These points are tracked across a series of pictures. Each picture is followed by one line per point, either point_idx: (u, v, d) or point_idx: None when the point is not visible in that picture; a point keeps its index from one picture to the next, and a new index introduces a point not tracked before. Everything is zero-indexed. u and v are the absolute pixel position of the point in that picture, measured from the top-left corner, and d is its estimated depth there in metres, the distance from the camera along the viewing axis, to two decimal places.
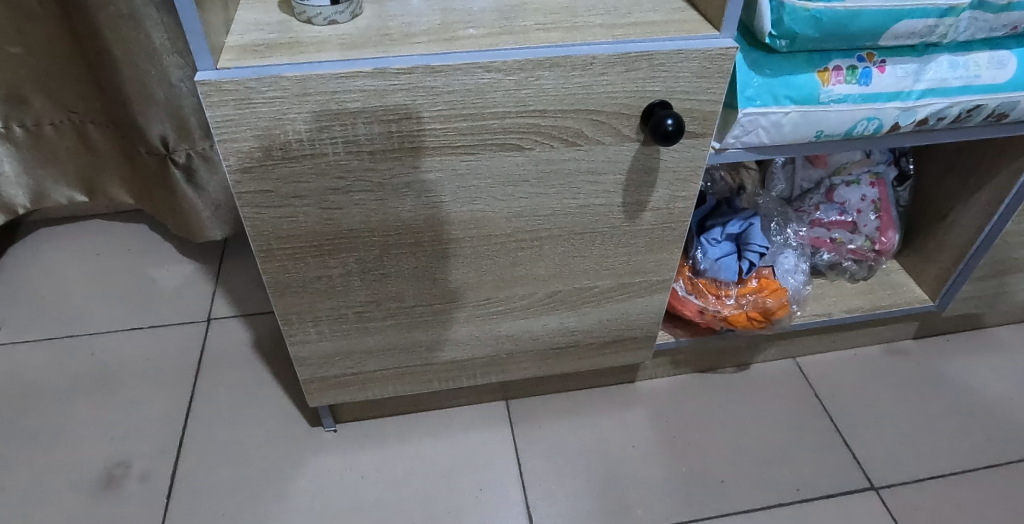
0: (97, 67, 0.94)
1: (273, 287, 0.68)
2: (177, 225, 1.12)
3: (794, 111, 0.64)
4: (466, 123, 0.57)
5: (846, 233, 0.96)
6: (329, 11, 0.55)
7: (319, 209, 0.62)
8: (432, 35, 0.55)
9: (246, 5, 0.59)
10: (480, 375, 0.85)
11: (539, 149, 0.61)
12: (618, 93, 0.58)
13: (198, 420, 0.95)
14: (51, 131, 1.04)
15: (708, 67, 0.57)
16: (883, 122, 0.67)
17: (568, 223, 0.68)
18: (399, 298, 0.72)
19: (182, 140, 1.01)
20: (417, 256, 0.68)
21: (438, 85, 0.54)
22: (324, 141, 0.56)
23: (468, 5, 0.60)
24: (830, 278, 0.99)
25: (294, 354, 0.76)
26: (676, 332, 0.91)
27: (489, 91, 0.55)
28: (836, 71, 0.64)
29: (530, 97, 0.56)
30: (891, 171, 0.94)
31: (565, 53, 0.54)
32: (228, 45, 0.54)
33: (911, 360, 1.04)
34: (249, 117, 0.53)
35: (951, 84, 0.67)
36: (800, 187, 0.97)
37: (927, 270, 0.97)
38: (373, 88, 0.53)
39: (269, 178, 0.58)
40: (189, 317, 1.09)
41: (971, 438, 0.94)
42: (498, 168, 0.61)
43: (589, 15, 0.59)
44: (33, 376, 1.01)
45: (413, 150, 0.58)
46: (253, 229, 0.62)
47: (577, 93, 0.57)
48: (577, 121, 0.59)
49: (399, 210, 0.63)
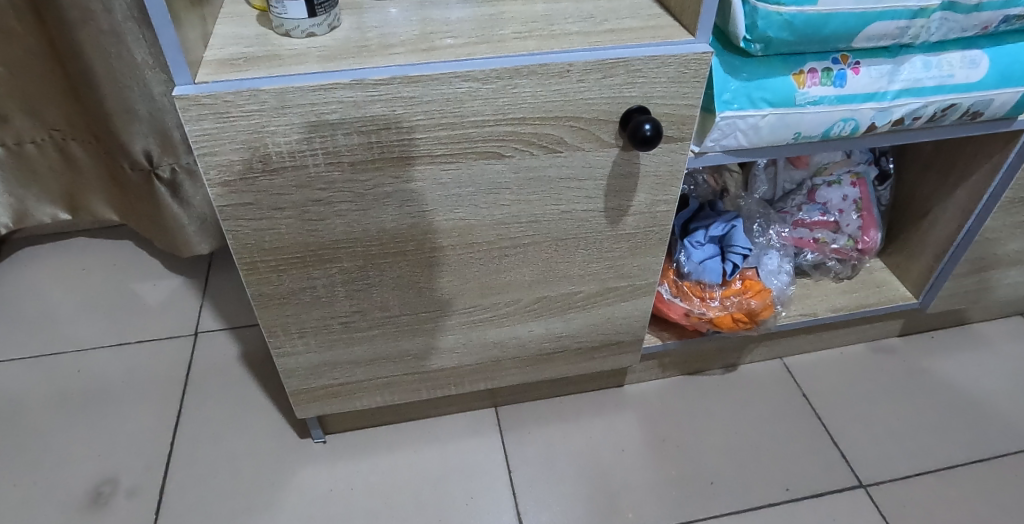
0: (78, 83, 0.93)
1: (258, 299, 0.68)
2: (162, 239, 1.11)
3: (770, 114, 0.65)
4: (445, 132, 0.57)
5: (829, 233, 0.97)
6: (307, 24, 0.55)
7: (302, 221, 0.62)
8: (409, 45, 0.56)
9: (224, 19, 0.59)
10: (468, 382, 0.85)
11: (519, 156, 0.61)
12: (596, 100, 0.58)
13: (187, 435, 0.94)
14: (33, 149, 1.03)
15: (685, 72, 0.58)
16: (859, 123, 0.68)
17: (552, 229, 0.68)
18: (384, 307, 0.72)
19: (166, 154, 1.00)
20: (401, 265, 0.68)
21: (416, 95, 0.54)
22: (304, 153, 0.56)
23: (446, 15, 0.60)
24: (814, 278, 1.00)
25: (281, 366, 0.76)
26: (662, 335, 0.92)
27: (467, 100, 0.55)
28: (811, 73, 0.65)
29: (509, 106, 0.57)
30: (871, 170, 0.95)
31: (541, 61, 0.55)
32: (205, 59, 0.54)
33: (897, 358, 1.04)
34: (228, 130, 0.53)
35: (926, 84, 0.68)
36: (783, 188, 0.98)
37: (910, 268, 0.98)
38: (351, 99, 0.53)
39: (251, 191, 0.58)
40: (175, 331, 1.09)
41: (957, 434, 0.95)
42: (478, 177, 0.62)
43: (566, 23, 0.59)
44: (18, 394, 1.00)
45: (395, 160, 0.58)
46: (236, 242, 0.62)
47: (556, 100, 0.57)
48: (557, 128, 0.60)
49: (382, 220, 0.63)
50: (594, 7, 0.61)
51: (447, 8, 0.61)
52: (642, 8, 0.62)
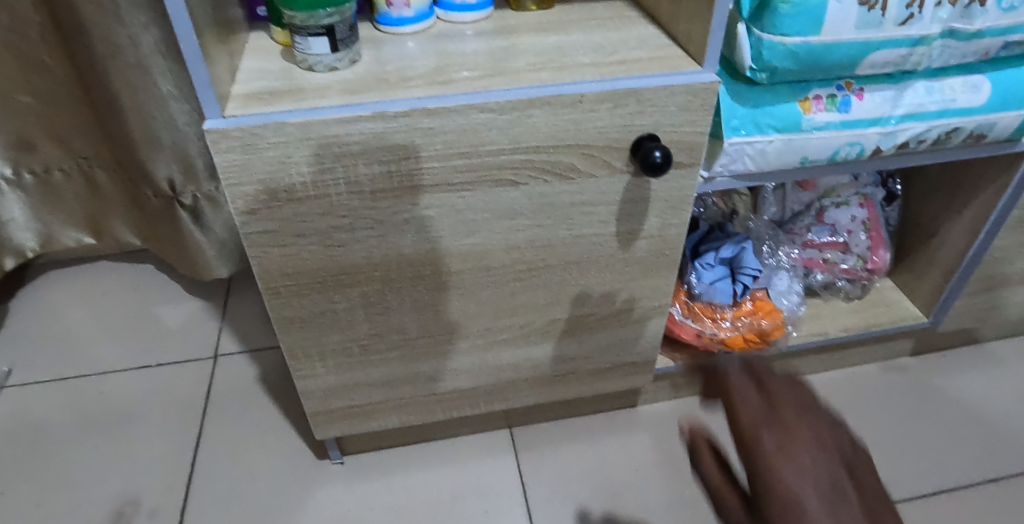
0: (106, 114, 0.97)
1: (280, 323, 0.70)
2: (183, 263, 1.14)
3: (777, 139, 0.67)
4: (462, 160, 0.59)
5: (838, 254, 0.98)
6: (329, 59, 0.58)
7: (323, 247, 0.64)
8: (426, 78, 0.58)
9: (249, 54, 0.63)
10: (484, 402, 0.86)
11: (534, 183, 0.63)
12: (607, 128, 0.60)
13: (207, 455, 0.96)
14: (59, 176, 1.07)
15: (693, 101, 0.60)
16: (865, 147, 0.70)
17: (565, 253, 0.70)
18: (402, 330, 0.74)
19: (189, 182, 1.03)
20: (419, 289, 0.70)
21: (434, 126, 0.56)
22: (327, 183, 0.59)
23: (461, 48, 0.63)
24: (824, 298, 1.01)
25: (301, 388, 0.78)
26: (675, 356, 0.93)
27: (483, 130, 0.58)
28: (816, 100, 0.67)
29: (523, 135, 0.59)
30: (879, 192, 0.96)
31: (554, 93, 0.57)
32: (233, 94, 0.57)
33: (909, 376, 1.05)
34: (254, 161, 0.56)
35: (928, 108, 0.69)
36: (791, 210, 0.98)
37: (919, 287, 0.98)
38: (372, 131, 0.56)
39: (275, 219, 0.60)
40: (195, 354, 1.11)
41: (971, 452, 0.95)
42: (494, 203, 0.64)
43: (577, 55, 0.62)
44: (42, 417, 1.02)
45: (411, 189, 0.61)
46: (260, 268, 0.64)
47: (569, 129, 0.59)
48: (570, 155, 0.62)
49: (400, 245, 0.65)
50: (603, 39, 0.64)
51: (463, 41, 0.64)
52: (650, 39, 0.65)
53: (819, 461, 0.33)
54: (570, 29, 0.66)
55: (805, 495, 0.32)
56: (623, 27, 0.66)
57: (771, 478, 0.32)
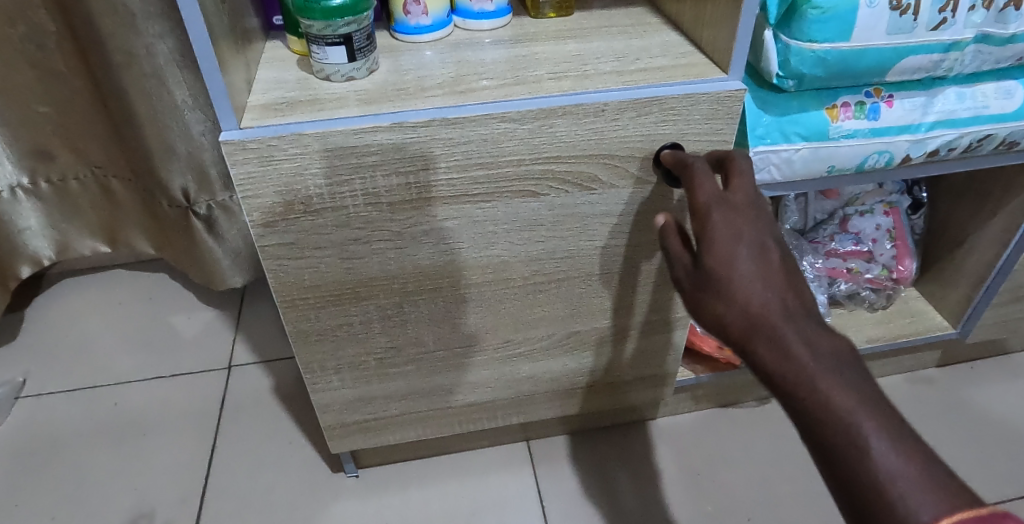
0: (121, 124, 0.97)
1: (296, 336, 0.69)
2: (197, 272, 1.13)
3: (805, 148, 0.65)
4: (482, 171, 0.58)
5: (863, 263, 0.95)
6: (347, 68, 0.57)
7: (339, 260, 0.63)
8: (446, 88, 0.57)
9: (266, 64, 0.62)
10: (501, 416, 0.85)
11: (555, 194, 0.62)
12: (630, 137, 0.59)
13: (222, 467, 0.95)
14: (75, 186, 1.07)
15: (718, 109, 0.58)
16: (894, 155, 0.68)
17: (586, 265, 0.69)
18: (420, 343, 0.72)
19: (203, 192, 1.02)
20: (437, 302, 0.69)
21: (454, 136, 0.55)
22: (344, 194, 0.57)
23: (480, 56, 0.62)
24: (848, 308, 0.99)
25: (316, 401, 0.76)
26: (695, 369, 0.91)
27: (504, 140, 0.57)
28: (844, 107, 0.65)
29: (545, 144, 0.58)
30: (904, 200, 0.94)
31: (575, 102, 0.56)
32: (250, 104, 0.56)
33: (936, 388, 1.02)
34: (271, 173, 0.55)
35: (961, 115, 0.67)
36: (814, 219, 0.96)
37: (946, 297, 0.96)
38: (391, 141, 0.55)
39: (291, 231, 0.59)
40: (210, 364, 1.10)
41: (1002, 467, 0.92)
42: (514, 214, 0.62)
43: (598, 63, 0.60)
44: (57, 427, 1.01)
45: (429, 200, 0.59)
46: (277, 280, 0.63)
47: (592, 138, 0.58)
48: (592, 166, 0.60)
49: (418, 257, 0.64)
50: (625, 47, 0.63)
51: (481, 49, 0.63)
52: (673, 46, 0.63)
53: (753, 228, 0.46)
54: (590, 36, 0.65)
55: (738, 244, 0.45)
56: (644, 35, 0.65)
57: (711, 233, 0.46)
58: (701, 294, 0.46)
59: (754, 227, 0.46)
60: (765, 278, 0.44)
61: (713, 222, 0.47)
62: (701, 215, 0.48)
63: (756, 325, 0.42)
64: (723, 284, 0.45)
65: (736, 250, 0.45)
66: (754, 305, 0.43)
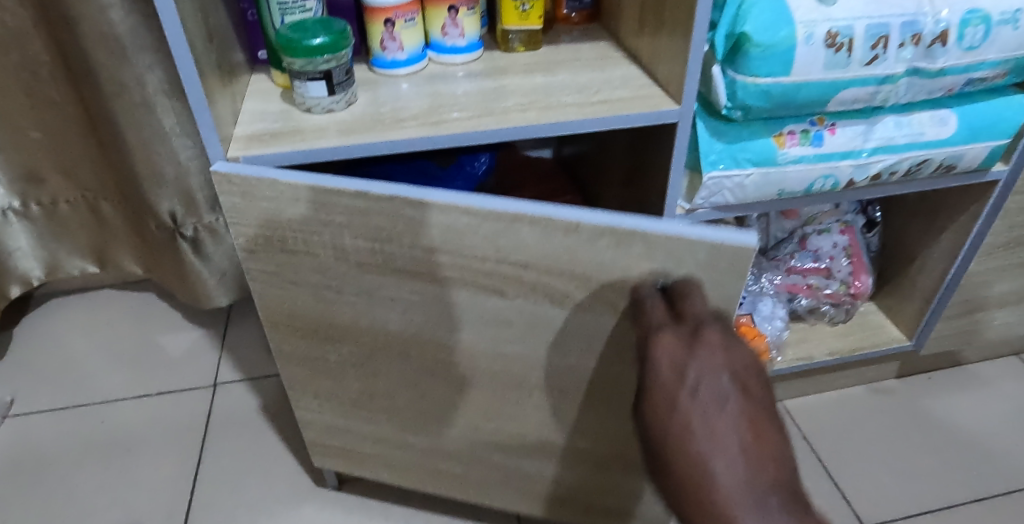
0: (111, 150, 1.00)
1: (280, 355, 0.73)
2: (184, 293, 1.16)
3: (754, 173, 0.70)
4: (446, 257, 0.57)
5: (821, 279, 1.00)
6: (327, 101, 0.62)
7: (314, 297, 0.65)
8: (420, 119, 0.62)
9: (251, 96, 0.66)
10: (473, 491, 0.84)
11: (521, 298, 0.58)
12: (611, 263, 0.53)
13: (207, 484, 0.98)
14: (65, 208, 1.10)
15: (718, 256, 0.50)
16: (839, 179, 0.73)
17: (555, 377, 0.65)
18: (391, 397, 0.74)
19: (190, 215, 1.06)
20: (405, 365, 0.69)
21: (418, 216, 0.54)
22: (315, 242, 0.60)
23: (452, 89, 0.66)
24: (809, 322, 1.04)
25: (300, 417, 0.81)
26: None
27: (469, 231, 0.54)
28: (790, 135, 0.70)
29: (508, 248, 0.54)
30: (859, 219, 0.99)
31: (545, 213, 0.51)
32: (236, 135, 0.61)
33: (896, 398, 1.07)
34: (252, 207, 0.58)
35: (899, 141, 0.72)
36: (775, 238, 1.01)
37: (902, 311, 1.01)
38: (356, 206, 0.55)
39: (272, 261, 0.63)
40: (196, 382, 1.13)
41: (956, 472, 0.97)
42: (480, 309, 0.61)
43: (562, 95, 0.65)
44: (45, 445, 1.04)
45: (395, 271, 0.60)
46: (262, 301, 0.67)
47: (563, 254, 0.53)
48: (564, 282, 0.56)
49: (387, 318, 0.65)
50: (588, 79, 0.68)
51: (454, 82, 0.68)
52: (633, 78, 0.68)
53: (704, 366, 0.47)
54: (556, 69, 0.70)
55: (682, 390, 0.47)
56: (607, 68, 0.70)
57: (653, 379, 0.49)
58: (649, 447, 0.49)
59: (701, 368, 0.47)
60: (700, 430, 0.45)
61: (657, 360, 0.49)
62: (646, 350, 0.50)
63: (692, 495, 0.44)
64: (667, 444, 0.47)
65: (676, 398, 0.47)
66: (693, 467, 0.44)
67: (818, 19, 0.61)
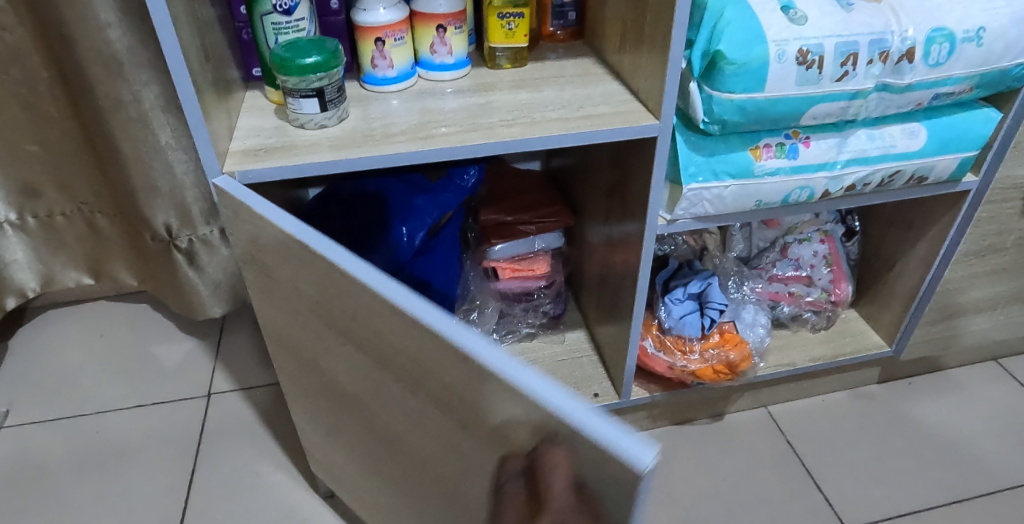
0: (108, 163, 1.02)
1: (277, 360, 0.77)
2: (178, 304, 1.18)
3: (732, 185, 0.73)
4: (369, 333, 0.55)
5: (803, 287, 1.03)
6: (319, 117, 0.64)
7: (288, 323, 0.67)
8: (409, 134, 0.64)
9: (246, 112, 0.69)
10: None
11: (434, 403, 0.54)
12: (506, 412, 0.46)
13: (200, 493, 0.99)
14: (61, 221, 1.12)
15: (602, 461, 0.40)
16: (814, 190, 0.76)
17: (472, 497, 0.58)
18: (348, 434, 0.74)
19: (185, 227, 1.08)
20: (355, 417, 0.69)
21: (343, 283, 0.53)
22: (283, 276, 0.61)
23: (441, 105, 0.69)
24: (792, 329, 1.06)
25: (297, 421, 0.84)
26: (650, 388, 0.97)
27: (384, 316, 0.51)
28: (766, 148, 0.73)
29: (417, 347, 0.51)
30: (839, 228, 1.02)
31: (444, 328, 0.46)
32: (231, 150, 0.63)
33: (877, 403, 1.09)
34: (242, 226, 0.61)
35: (872, 153, 0.75)
36: (757, 246, 1.04)
37: (882, 318, 1.04)
38: (301, 254, 0.55)
39: (261, 278, 0.66)
40: (190, 393, 1.14)
41: (936, 475, 0.99)
42: (401, 397, 0.57)
43: (546, 110, 0.68)
44: (40, 455, 1.05)
45: (336, 327, 0.59)
46: (259, 310, 0.71)
47: (462, 378, 0.48)
48: (469, 408, 0.50)
49: (336, 367, 0.65)
50: (571, 95, 0.71)
51: (442, 98, 0.70)
52: (614, 94, 0.71)
53: None
54: (541, 85, 0.72)
55: None
56: (590, 84, 0.73)
57: None
58: None
59: None
60: None
61: None
62: None
63: None
64: None
65: None
66: None
67: (789, 38, 0.64)
